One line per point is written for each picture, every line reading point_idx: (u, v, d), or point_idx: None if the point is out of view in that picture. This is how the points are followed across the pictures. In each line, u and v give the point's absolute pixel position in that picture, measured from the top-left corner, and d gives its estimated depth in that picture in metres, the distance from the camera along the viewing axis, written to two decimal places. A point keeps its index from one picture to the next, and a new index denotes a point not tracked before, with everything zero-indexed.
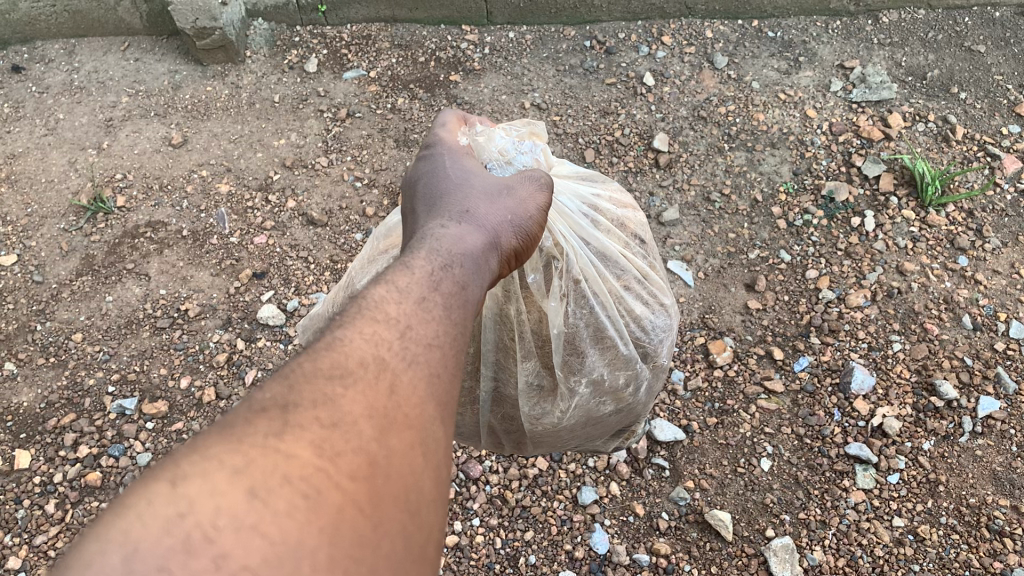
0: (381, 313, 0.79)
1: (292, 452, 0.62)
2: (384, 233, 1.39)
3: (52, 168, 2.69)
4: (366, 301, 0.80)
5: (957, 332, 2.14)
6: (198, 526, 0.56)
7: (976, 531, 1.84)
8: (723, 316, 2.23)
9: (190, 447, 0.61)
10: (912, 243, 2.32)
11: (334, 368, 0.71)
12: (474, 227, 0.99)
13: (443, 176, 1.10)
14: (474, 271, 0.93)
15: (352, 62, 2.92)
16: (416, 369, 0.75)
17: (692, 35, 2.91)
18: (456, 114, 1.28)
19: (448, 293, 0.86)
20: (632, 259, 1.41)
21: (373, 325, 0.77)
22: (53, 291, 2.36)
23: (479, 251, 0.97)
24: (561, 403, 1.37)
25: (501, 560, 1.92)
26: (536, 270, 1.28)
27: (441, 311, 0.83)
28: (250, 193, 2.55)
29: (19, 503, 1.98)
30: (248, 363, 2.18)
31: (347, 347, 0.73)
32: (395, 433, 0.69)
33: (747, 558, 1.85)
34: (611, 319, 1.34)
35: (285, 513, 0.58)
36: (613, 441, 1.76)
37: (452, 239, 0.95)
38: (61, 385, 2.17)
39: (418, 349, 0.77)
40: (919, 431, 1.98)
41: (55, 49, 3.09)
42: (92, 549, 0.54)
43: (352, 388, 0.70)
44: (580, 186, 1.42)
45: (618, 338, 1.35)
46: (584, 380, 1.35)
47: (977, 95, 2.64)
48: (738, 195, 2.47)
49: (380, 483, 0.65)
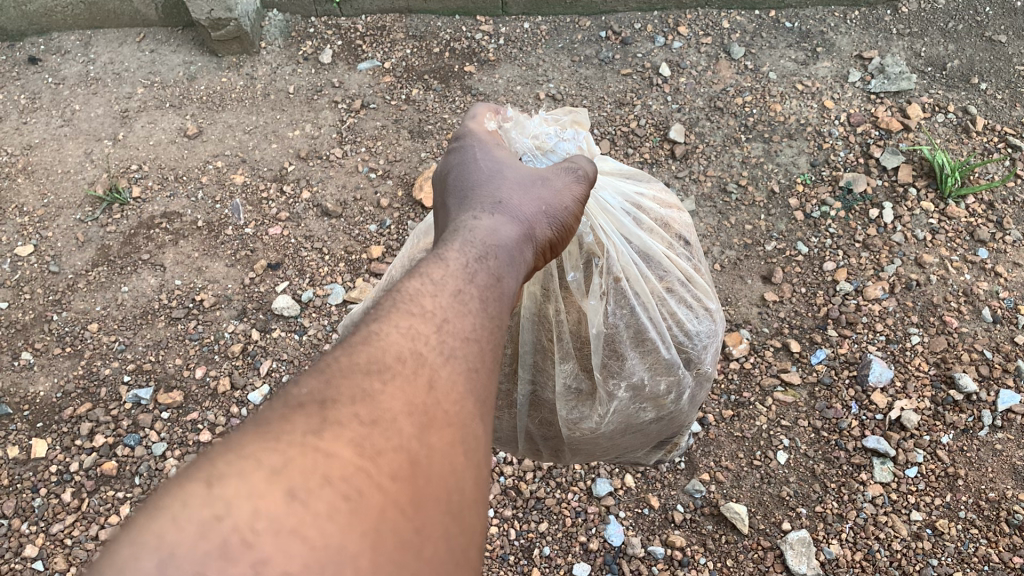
0: (417, 306, 0.78)
1: (332, 450, 0.61)
2: (422, 232, 1.40)
3: (68, 159, 2.69)
4: (402, 294, 0.79)
5: (977, 325, 2.12)
6: (237, 531, 0.54)
7: (995, 525, 1.82)
8: (740, 308, 2.22)
9: (226, 446, 0.60)
10: (931, 234, 2.30)
11: (372, 363, 0.70)
12: (507, 218, 0.98)
13: (475, 167, 1.09)
14: (508, 263, 0.92)
15: (367, 53, 2.91)
16: (454, 363, 0.75)
17: (709, 26, 2.89)
18: (488, 105, 1.29)
19: (483, 285, 0.85)
20: (676, 260, 1.39)
21: (410, 318, 0.76)
22: (70, 281, 2.37)
23: (514, 244, 0.96)
24: (600, 408, 1.36)
25: (516, 551, 1.92)
26: (575, 268, 1.29)
27: (477, 305, 0.83)
28: (265, 184, 2.55)
29: (36, 492, 1.99)
30: (263, 353, 2.18)
31: (384, 340, 0.73)
32: (435, 431, 0.68)
33: (764, 551, 1.84)
34: (653, 320, 1.32)
35: (326, 515, 0.57)
36: (653, 453, 1.75)
37: (486, 230, 0.94)
38: (77, 374, 2.18)
39: (455, 343, 0.77)
40: (938, 424, 1.96)
41: (71, 41, 3.10)
42: (125, 552, 0.52)
43: (391, 383, 0.69)
44: (624, 186, 1.42)
45: (659, 341, 1.33)
46: (624, 384, 1.33)
47: (998, 85, 2.61)
48: (755, 186, 2.46)
49: (421, 484, 0.64)
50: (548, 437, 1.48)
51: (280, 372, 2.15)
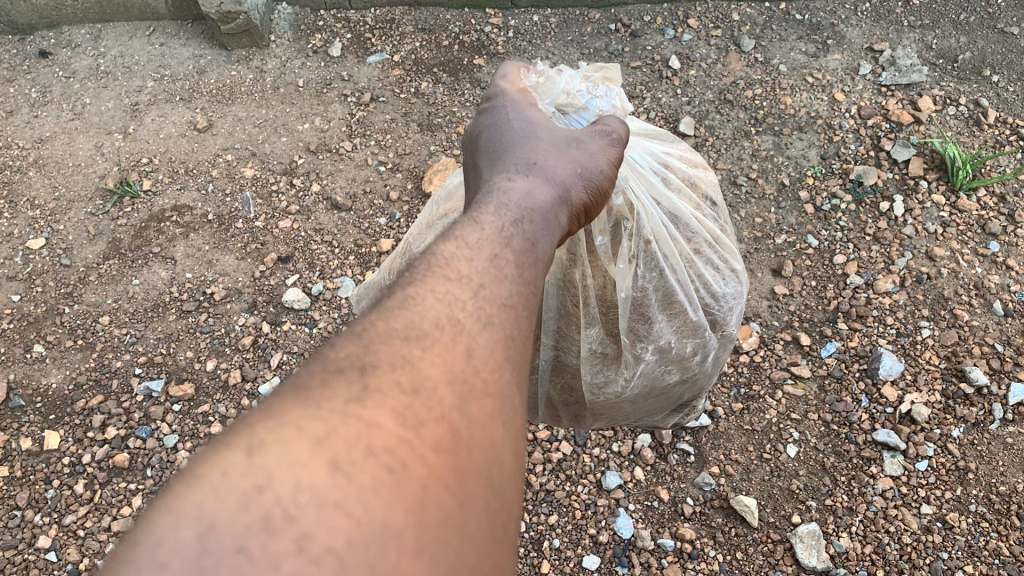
0: (453, 271, 0.78)
1: (375, 419, 0.62)
2: (444, 196, 1.40)
3: (79, 152, 2.70)
4: (437, 258, 0.80)
5: (988, 318, 2.12)
6: (280, 502, 0.54)
7: (1006, 518, 1.82)
8: (749, 301, 2.22)
9: (264, 415, 0.60)
10: (942, 228, 2.30)
11: (410, 330, 0.70)
12: (542, 181, 0.99)
13: (506, 130, 1.09)
14: (543, 226, 0.92)
15: (376, 46, 2.91)
16: (491, 331, 0.75)
17: (719, 18, 2.88)
18: (516, 63, 1.28)
19: (519, 249, 0.85)
20: (704, 220, 1.38)
21: (446, 284, 0.77)
22: (81, 274, 2.38)
23: (548, 206, 0.96)
24: (625, 370, 1.37)
25: (526, 544, 1.92)
26: (604, 232, 1.28)
27: (512, 270, 0.83)
28: (275, 177, 2.55)
29: (49, 483, 2.01)
30: (274, 346, 2.19)
31: (421, 305, 0.73)
32: (474, 402, 0.68)
33: (773, 544, 1.84)
34: (681, 282, 1.32)
35: (370, 488, 0.57)
36: (672, 417, 1.76)
37: (521, 193, 0.94)
38: (89, 366, 2.19)
39: (492, 310, 0.77)
40: (948, 418, 1.96)
41: (81, 34, 3.11)
42: (165, 521, 0.52)
43: (429, 351, 0.69)
44: (652, 145, 1.41)
45: (688, 303, 1.33)
46: (651, 347, 1.34)
47: (1011, 77, 2.60)
48: (765, 179, 2.45)
49: (463, 455, 0.64)
50: (569, 401, 1.50)
51: (290, 365, 2.16)
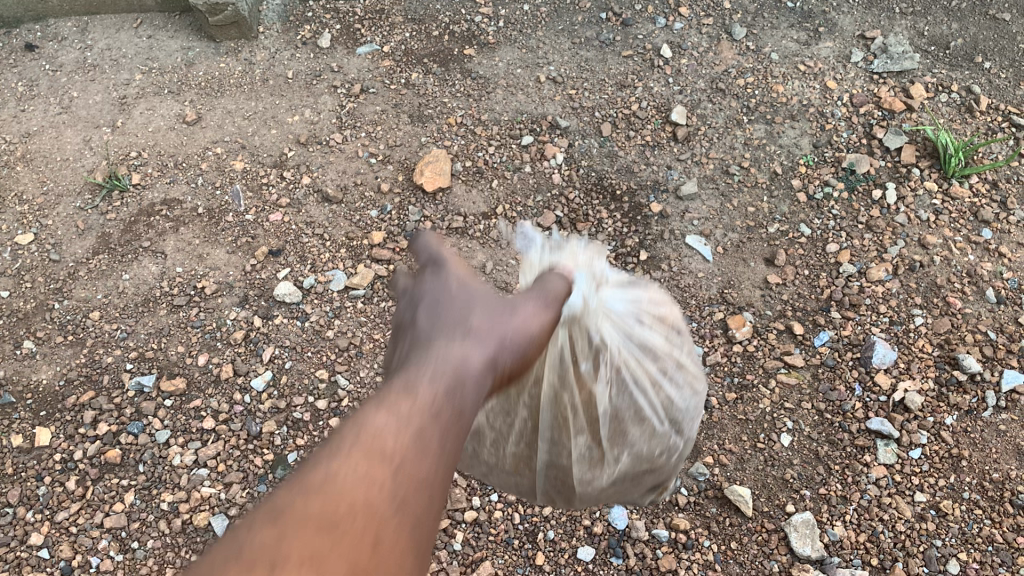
0: (375, 449, 0.75)
1: None
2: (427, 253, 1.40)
3: (67, 147, 2.67)
4: (358, 434, 0.76)
5: (981, 306, 2.13)
6: None
7: (999, 505, 1.83)
8: (743, 291, 2.22)
9: None
10: (935, 215, 2.30)
11: (322, 521, 0.68)
12: (477, 338, 0.90)
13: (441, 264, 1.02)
14: (475, 392, 0.86)
15: (366, 37, 2.89)
16: (405, 513, 0.73)
17: (710, 6, 2.86)
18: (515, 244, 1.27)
19: (446, 424, 0.81)
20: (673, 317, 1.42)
21: (365, 463, 0.73)
22: (71, 270, 2.37)
23: (488, 364, 0.89)
24: (608, 468, 1.40)
25: (520, 535, 1.88)
26: (587, 359, 1.30)
27: (433, 446, 0.78)
28: (265, 170, 2.53)
29: (41, 480, 1.99)
30: (265, 340, 2.18)
31: (336, 491, 0.71)
32: None
33: (768, 533, 1.84)
34: (653, 403, 1.36)
35: None
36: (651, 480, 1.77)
37: (451, 350, 0.88)
38: (80, 362, 2.18)
39: (410, 491, 0.74)
40: (941, 405, 1.97)
41: (67, 27, 3.07)
42: None
43: (340, 542, 0.67)
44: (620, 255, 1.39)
45: (661, 414, 1.37)
46: (627, 450, 1.39)
47: (1002, 64, 2.60)
48: (758, 168, 2.44)
49: None
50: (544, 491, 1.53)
51: (282, 359, 2.15)
